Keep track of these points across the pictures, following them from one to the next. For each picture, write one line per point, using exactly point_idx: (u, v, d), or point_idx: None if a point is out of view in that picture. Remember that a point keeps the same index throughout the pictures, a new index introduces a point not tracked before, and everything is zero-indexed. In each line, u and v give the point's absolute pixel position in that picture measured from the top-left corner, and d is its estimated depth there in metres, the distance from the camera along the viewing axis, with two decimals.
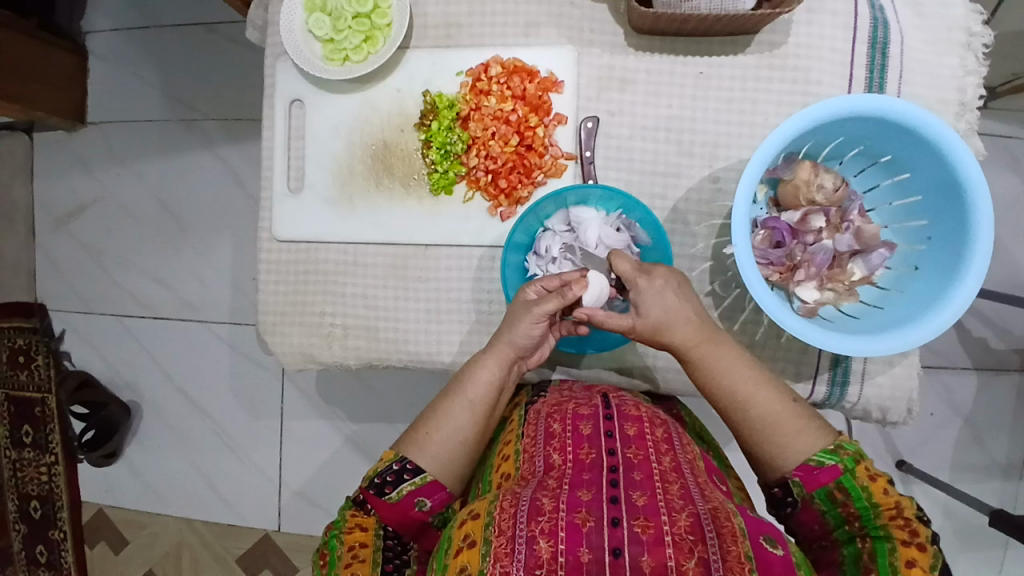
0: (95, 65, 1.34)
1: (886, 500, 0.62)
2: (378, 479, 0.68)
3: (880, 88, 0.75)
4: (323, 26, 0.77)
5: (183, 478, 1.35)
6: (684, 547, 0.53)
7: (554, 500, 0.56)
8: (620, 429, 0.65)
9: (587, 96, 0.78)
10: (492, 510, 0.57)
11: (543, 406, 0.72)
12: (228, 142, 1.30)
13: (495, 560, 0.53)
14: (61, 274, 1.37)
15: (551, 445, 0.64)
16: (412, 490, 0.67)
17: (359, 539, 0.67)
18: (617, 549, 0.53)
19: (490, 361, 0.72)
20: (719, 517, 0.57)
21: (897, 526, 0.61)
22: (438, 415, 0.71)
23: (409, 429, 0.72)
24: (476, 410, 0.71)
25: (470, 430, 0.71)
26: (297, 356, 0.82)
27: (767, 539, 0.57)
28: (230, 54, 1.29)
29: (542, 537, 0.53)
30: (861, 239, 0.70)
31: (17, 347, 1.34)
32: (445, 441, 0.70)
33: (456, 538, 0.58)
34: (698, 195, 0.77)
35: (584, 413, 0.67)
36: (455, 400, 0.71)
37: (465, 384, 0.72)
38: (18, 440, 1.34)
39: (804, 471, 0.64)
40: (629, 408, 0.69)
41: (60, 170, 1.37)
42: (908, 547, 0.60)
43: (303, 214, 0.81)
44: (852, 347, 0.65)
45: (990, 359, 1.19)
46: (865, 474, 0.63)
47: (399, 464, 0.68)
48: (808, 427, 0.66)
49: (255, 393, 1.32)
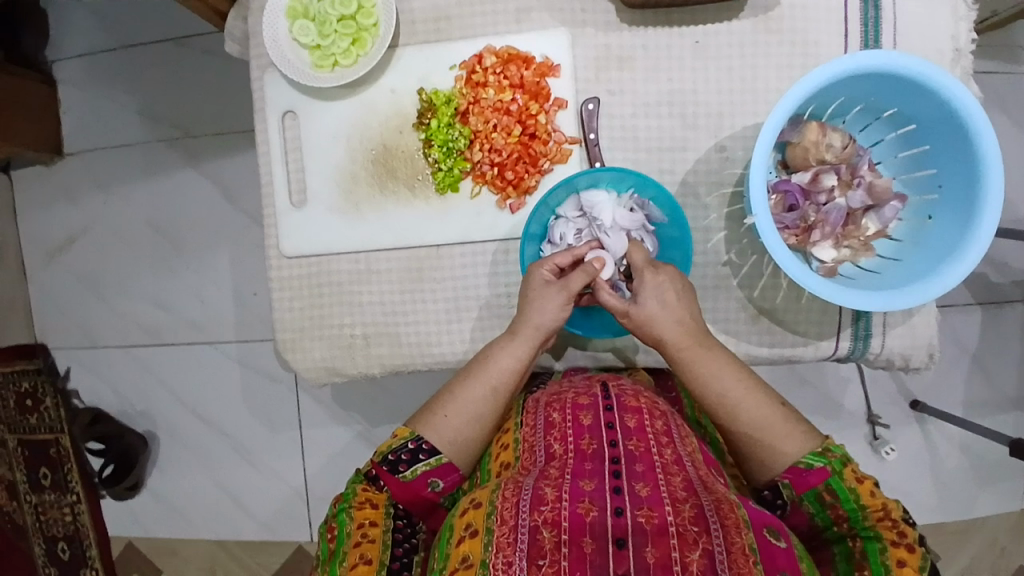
0: (66, 93, 1.30)
1: (874, 501, 0.61)
2: (392, 456, 0.69)
3: (877, 42, 0.75)
4: (308, 33, 0.75)
5: (208, 500, 1.34)
6: (688, 538, 0.53)
7: (557, 490, 0.56)
8: (620, 421, 0.63)
9: (585, 78, 0.77)
10: (493, 499, 0.57)
11: (542, 395, 0.72)
12: (213, 159, 1.28)
13: (497, 550, 0.53)
14: (58, 308, 1.35)
15: (551, 434, 0.64)
16: (425, 470, 0.69)
17: (370, 517, 0.66)
18: (621, 540, 0.53)
19: (515, 347, 0.72)
20: (722, 508, 0.56)
21: (885, 527, 0.60)
22: (454, 399, 0.71)
23: (424, 408, 0.73)
24: (498, 397, 0.71)
25: (489, 415, 0.71)
26: (319, 370, 0.81)
27: (770, 532, 0.57)
28: (205, 67, 1.26)
29: (545, 527, 0.54)
30: (873, 194, 0.71)
31: (24, 390, 1.33)
32: (463, 424, 0.70)
33: (457, 527, 0.58)
34: (707, 166, 0.77)
35: (584, 402, 0.66)
36: (474, 384, 0.72)
37: (487, 368, 0.72)
38: (37, 483, 1.33)
39: (793, 472, 0.64)
40: (629, 399, 0.67)
41: (44, 205, 1.34)
42: (898, 548, 0.59)
43: (311, 226, 0.80)
44: (876, 304, 0.65)
45: (992, 294, 1.21)
46: (852, 476, 0.63)
47: (414, 443, 0.69)
48: (796, 430, 0.66)
49: (272, 408, 1.31)
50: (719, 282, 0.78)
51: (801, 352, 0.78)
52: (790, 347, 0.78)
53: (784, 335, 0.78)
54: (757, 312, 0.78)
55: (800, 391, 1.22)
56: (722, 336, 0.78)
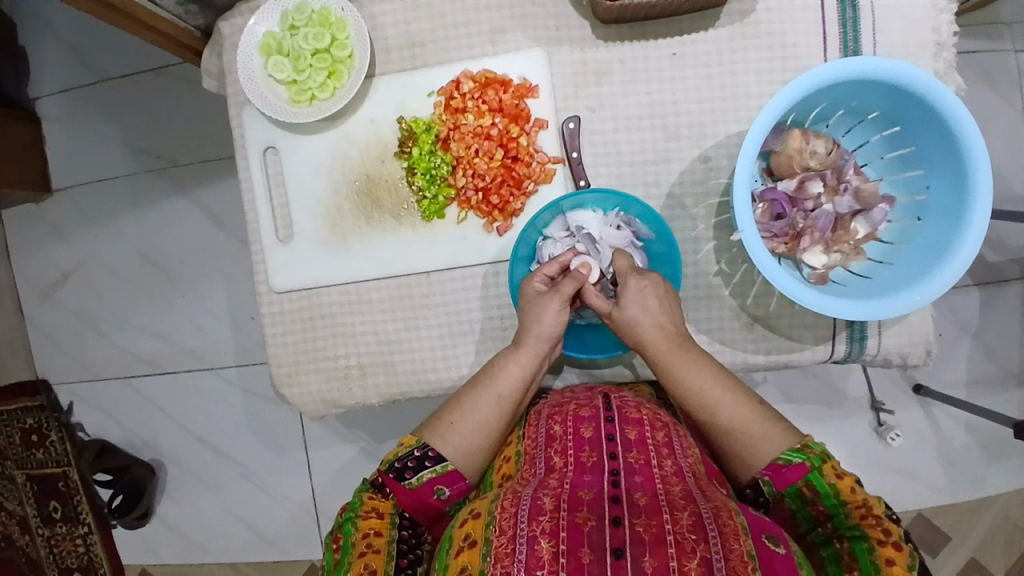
0: (50, 129, 1.30)
1: (854, 497, 0.59)
2: (398, 464, 0.67)
3: (855, 41, 0.73)
4: (284, 69, 0.75)
5: (218, 525, 1.34)
6: (686, 547, 0.51)
7: (555, 500, 0.55)
8: (621, 432, 0.63)
9: (564, 96, 0.77)
10: (492, 509, 0.57)
11: (544, 407, 0.72)
12: (201, 187, 1.27)
13: (496, 561, 0.52)
14: (57, 343, 1.35)
15: (552, 446, 0.64)
16: (431, 478, 0.66)
17: (375, 526, 0.64)
18: (619, 550, 0.51)
19: (522, 357, 0.70)
20: (721, 516, 0.55)
21: (870, 525, 0.57)
22: (462, 407, 0.69)
23: (433, 416, 0.70)
24: (503, 404, 0.69)
25: (497, 423, 0.69)
26: (317, 404, 0.81)
27: (769, 538, 0.55)
28: (186, 95, 1.26)
29: (543, 537, 0.52)
30: (860, 200, 0.70)
31: (29, 426, 1.33)
32: (470, 431, 0.68)
33: (457, 537, 0.57)
34: (691, 177, 0.76)
35: (585, 414, 0.66)
36: (480, 392, 0.69)
37: (494, 377, 0.70)
38: (48, 517, 1.34)
39: (771, 469, 0.62)
40: (630, 410, 0.67)
41: (36, 242, 1.34)
42: (885, 546, 0.56)
43: (300, 262, 0.80)
44: (869, 313, 0.65)
45: (991, 274, 1.19)
46: (832, 472, 0.61)
47: (421, 450, 0.67)
48: (774, 428, 0.65)
49: (276, 431, 1.31)
50: (711, 292, 0.78)
51: (798, 358, 0.78)
52: (786, 353, 0.78)
53: (779, 341, 0.78)
54: (751, 320, 0.78)
55: (802, 383, 1.19)
56: (717, 345, 0.78)
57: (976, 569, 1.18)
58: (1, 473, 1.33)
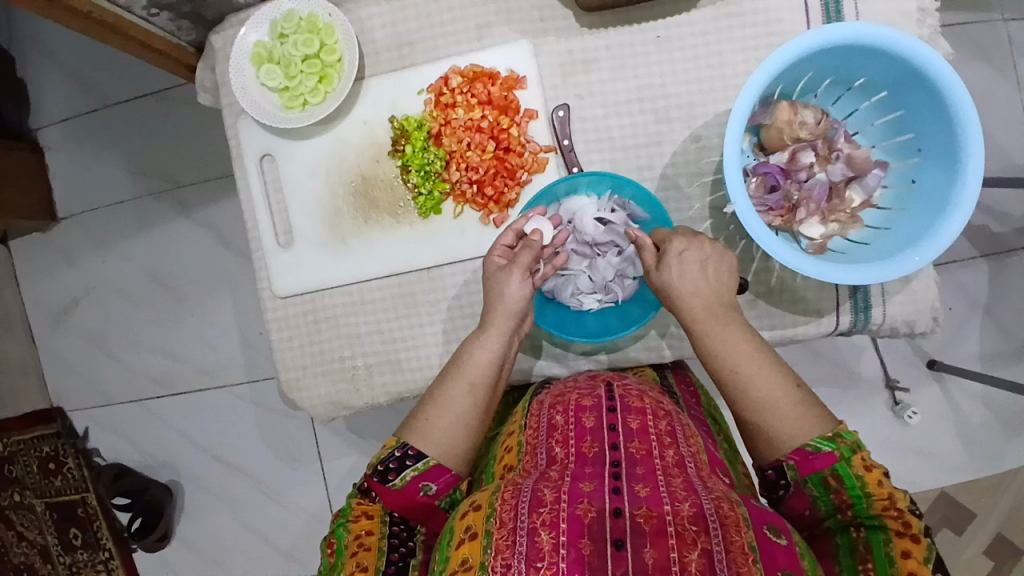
0: (53, 159, 1.32)
1: (880, 491, 0.59)
2: (380, 467, 0.66)
3: (838, 12, 0.74)
4: (275, 77, 0.76)
5: (237, 542, 1.34)
6: (687, 538, 0.51)
7: (556, 491, 0.55)
8: (623, 422, 0.62)
9: (552, 85, 0.77)
10: (492, 501, 0.56)
11: (546, 397, 0.71)
12: (203, 206, 1.29)
13: (496, 552, 0.52)
14: (70, 369, 1.37)
15: (553, 438, 0.63)
16: (415, 476, 0.65)
17: (366, 527, 0.65)
18: (620, 541, 0.51)
19: (489, 339, 0.69)
20: (722, 507, 0.54)
21: (890, 517, 0.59)
22: (436, 401, 0.68)
23: (410, 416, 0.69)
24: (477, 390, 0.68)
25: (474, 411, 0.68)
26: (327, 406, 0.82)
27: (771, 529, 0.55)
28: (183, 117, 1.28)
29: (544, 529, 0.52)
30: (854, 166, 0.70)
31: (46, 453, 1.34)
32: (446, 425, 0.67)
33: (457, 529, 0.58)
34: (684, 157, 0.77)
35: (587, 404, 0.65)
36: (452, 384, 0.68)
37: (464, 364, 0.69)
38: (68, 543, 1.35)
39: (799, 454, 0.61)
40: (632, 399, 0.65)
41: (46, 270, 1.36)
42: (902, 538, 0.58)
43: (301, 266, 0.81)
44: (868, 277, 0.64)
45: (997, 244, 1.18)
46: (861, 464, 0.60)
47: (400, 451, 0.66)
48: (807, 416, 0.62)
49: (291, 444, 1.31)
50: None
51: (803, 332, 0.78)
52: (791, 328, 0.78)
53: (783, 317, 0.78)
54: (753, 297, 0.78)
55: (814, 364, 1.19)
56: None
57: (1004, 545, 1.16)
58: (21, 502, 1.34)
